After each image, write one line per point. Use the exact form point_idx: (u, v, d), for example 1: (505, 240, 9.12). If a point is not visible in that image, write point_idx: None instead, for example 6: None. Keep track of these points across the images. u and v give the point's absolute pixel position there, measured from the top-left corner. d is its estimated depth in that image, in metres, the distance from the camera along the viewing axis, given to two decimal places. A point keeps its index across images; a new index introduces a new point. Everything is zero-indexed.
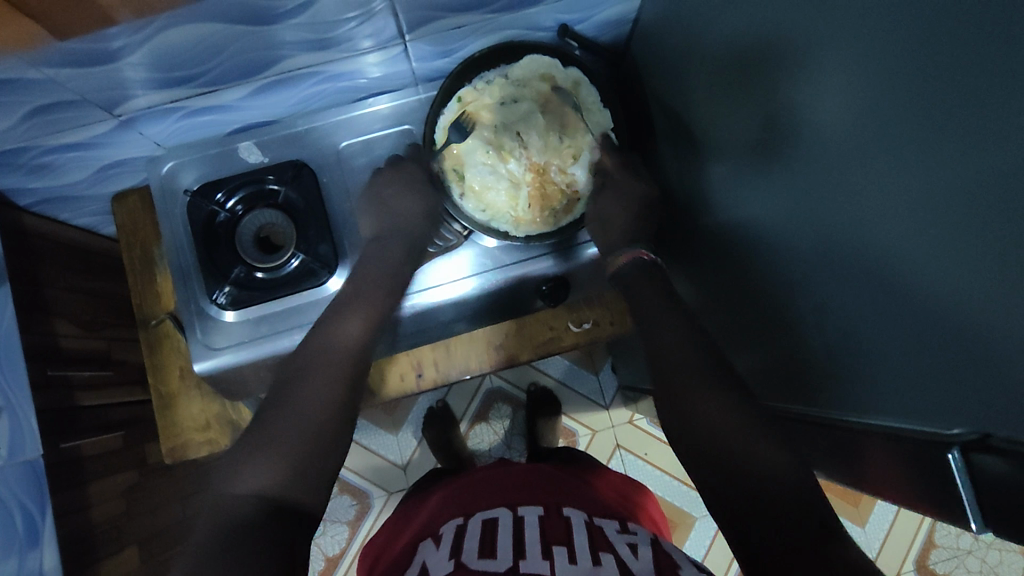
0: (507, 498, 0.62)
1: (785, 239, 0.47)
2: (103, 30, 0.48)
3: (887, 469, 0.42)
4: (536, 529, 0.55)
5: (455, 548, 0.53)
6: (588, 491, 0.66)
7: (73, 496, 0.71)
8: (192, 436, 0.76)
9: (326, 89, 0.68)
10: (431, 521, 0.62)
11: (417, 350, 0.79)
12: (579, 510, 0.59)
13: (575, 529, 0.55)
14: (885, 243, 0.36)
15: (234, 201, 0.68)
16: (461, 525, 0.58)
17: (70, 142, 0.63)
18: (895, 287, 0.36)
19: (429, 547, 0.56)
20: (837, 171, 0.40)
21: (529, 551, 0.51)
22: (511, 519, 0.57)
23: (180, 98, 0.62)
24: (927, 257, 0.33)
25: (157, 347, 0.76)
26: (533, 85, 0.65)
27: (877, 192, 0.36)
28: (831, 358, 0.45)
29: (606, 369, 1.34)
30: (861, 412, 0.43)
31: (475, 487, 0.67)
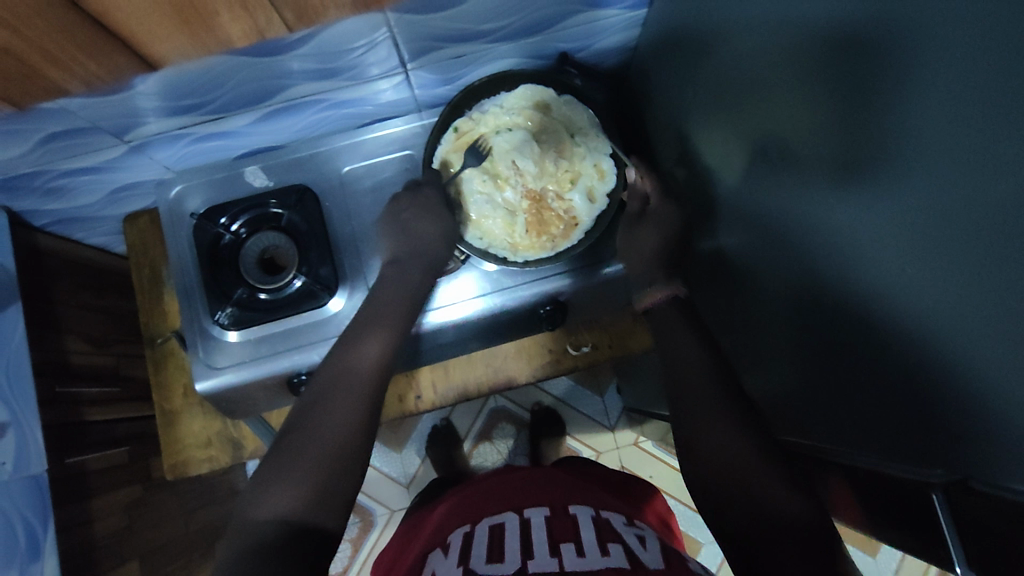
0: (515, 502, 0.62)
1: (779, 267, 0.47)
2: (117, 62, 0.50)
3: (872, 508, 0.42)
4: (544, 529, 0.55)
5: (464, 556, 0.52)
6: (599, 491, 0.65)
7: (75, 511, 0.73)
8: (193, 453, 0.77)
9: (331, 115, 0.70)
10: (439, 529, 0.62)
11: (416, 371, 0.79)
12: (585, 505, 0.59)
13: (584, 524, 0.55)
14: (874, 280, 0.36)
15: (239, 225, 0.70)
16: (470, 533, 0.57)
17: (82, 166, 0.65)
18: (880, 322, 0.37)
19: (438, 553, 0.55)
20: (826, 205, 0.40)
21: (537, 552, 0.51)
22: (518, 522, 0.57)
23: (187, 125, 0.64)
24: (912, 294, 0.33)
25: (162, 364, 0.78)
26: (526, 114, 0.67)
27: (865, 228, 0.37)
28: (823, 392, 0.45)
29: (611, 390, 1.34)
30: (853, 448, 0.43)
31: (487, 492, 0.66)
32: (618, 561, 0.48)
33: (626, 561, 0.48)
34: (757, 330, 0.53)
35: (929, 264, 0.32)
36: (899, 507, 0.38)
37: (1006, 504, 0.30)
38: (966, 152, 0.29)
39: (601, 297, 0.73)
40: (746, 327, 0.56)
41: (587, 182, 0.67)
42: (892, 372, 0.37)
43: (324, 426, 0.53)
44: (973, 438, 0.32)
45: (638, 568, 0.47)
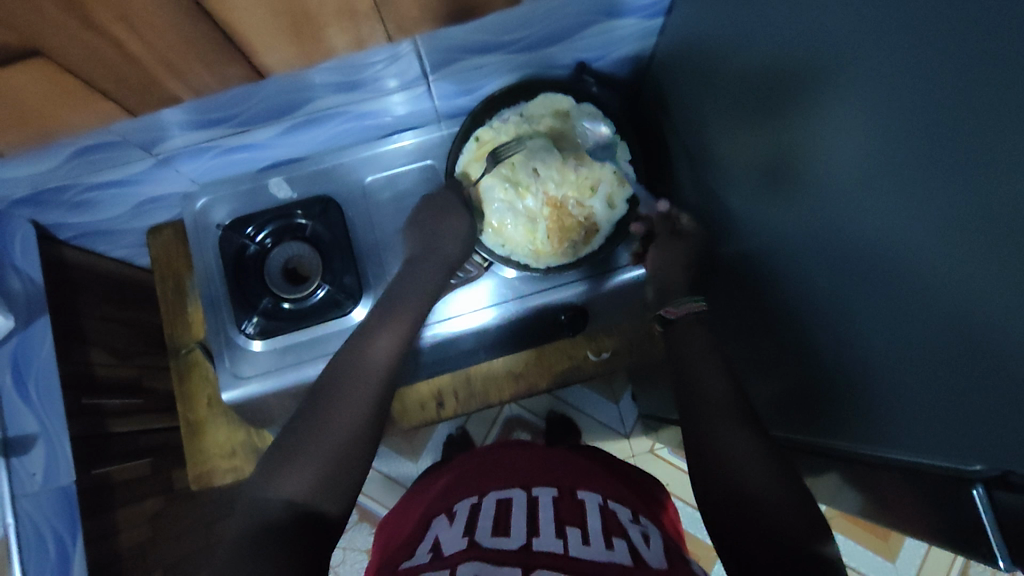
0: (524, 480, 0.63)
1: (805, 267, 0.48)
2: (154, 78, 0.51)
3: (904, 506, 0.43)
4: (551, 510, 0.55)
5: (469, 527, 0.53)
6: (609, 478, 0.65)
7: (102, 523, 0.73)
8: (217, 463, 0.78)
9: (352, 128, 0.70)
10: (443, 500, 0.63)
11: (437, 378, 0.79)
12: (593, 492, 0.60)
13: (590, 514, 0.55)
14: (908, 281, 0.37)
15: (264, 235, 0.71)
16: (476, 504, 0.59)
17: (110, 180, 0.66)
18: (911, 324, 0.37)
19: (443, 522, 0.57)
20: (850, 209, 0.41)
21: (543, 530, 0.51)
22: (525, 501, 0.58)
23: (213, 138, 0.65)
24: (944, 294, 0.34)
25: (186, 375, 0.78)
26: (546, 122, 0.68)
27: (892, 230, 0.37)
28: (848, 395, 0.45)
29: (626, 397, 1.34)
30: (881, 446, 0.43)
31: (492, 466, 0.67)
32: (621, 556, 0.48)
33: (629, 558, 0.48)
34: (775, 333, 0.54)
35: (960, 262, 0.32)
36: (932, 504, 0.39)
37: None
38: (994, 153, 0.29)
39: (621, 302, 0.73)
40: (764, 332, 0.56)
41: (607, 188, 0.68)
42: (920, 373, 0.37)
43: (353, 435, 0.53)
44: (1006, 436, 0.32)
45: (640, 566, 0.47)
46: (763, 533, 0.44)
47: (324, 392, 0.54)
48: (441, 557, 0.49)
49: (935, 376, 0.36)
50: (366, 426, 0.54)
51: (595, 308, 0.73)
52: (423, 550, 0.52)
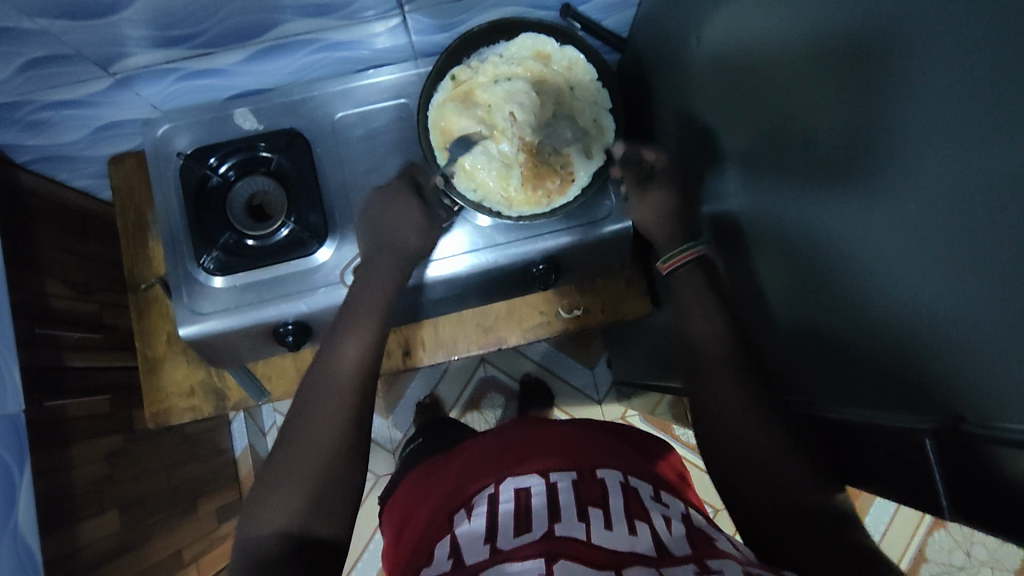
0: (542, 460, 0.61)
1: (776, 220, 0.46)
2: None
3: (866, 468, 0.43)
4: (570, 494, 0.54)
5: (491, 532, 0.51)
6: (629, 452, 0.65)
7: (54, 456, 0.72)
8: (175, 402, 0.75)
9: (323, 58, 0.68)
10: (466, 488, 0.62)
11: (405, 328, 0.78)
12: (614, 470, 0.59)
13: (612, 493, 0.54)
14: (879, 228, 0.35)
15: (226, 167, 0.68)
16: (495, 496, 0.57)
17: (65, 99, 0.63)
18: (880, 272, 0.36)
19: (462, 518, 0.56)
20: (826, 152, 0.39)
21: (565, 517, 0.50)
22: (544, 488, 0.56)
23: (176, 59, 0.61)
24: (918, 237, 0.33)
25: (145, 311, 0.76)
26: (526, 64, 0.65)
27: (864, 170, 0.36)
28: (814, 347, 0.44)
29: (601, 363, 1.33)
30: (836, 404, 0.43)
31: (512, 446, 0.66)
32: (643, 544, 0.47)
33: (653, 548, 0.46)
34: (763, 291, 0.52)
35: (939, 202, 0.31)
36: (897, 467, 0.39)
37: (998, 449, 0.30)
38: (989, 84, 0.27)
39: (597, 257, 0.72)
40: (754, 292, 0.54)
41: (586, 137, 0.65)
42: (890, 323, 0.36)
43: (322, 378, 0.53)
44: (973, 385, 0.31)
45: (663, 556, 0.45)
46: (775, 511, 0.46)
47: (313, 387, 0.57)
48: (463, 570, 0.47)
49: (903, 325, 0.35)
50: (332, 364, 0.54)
51: (567, 262, 0.72)
52: (443, 556, 0.51)
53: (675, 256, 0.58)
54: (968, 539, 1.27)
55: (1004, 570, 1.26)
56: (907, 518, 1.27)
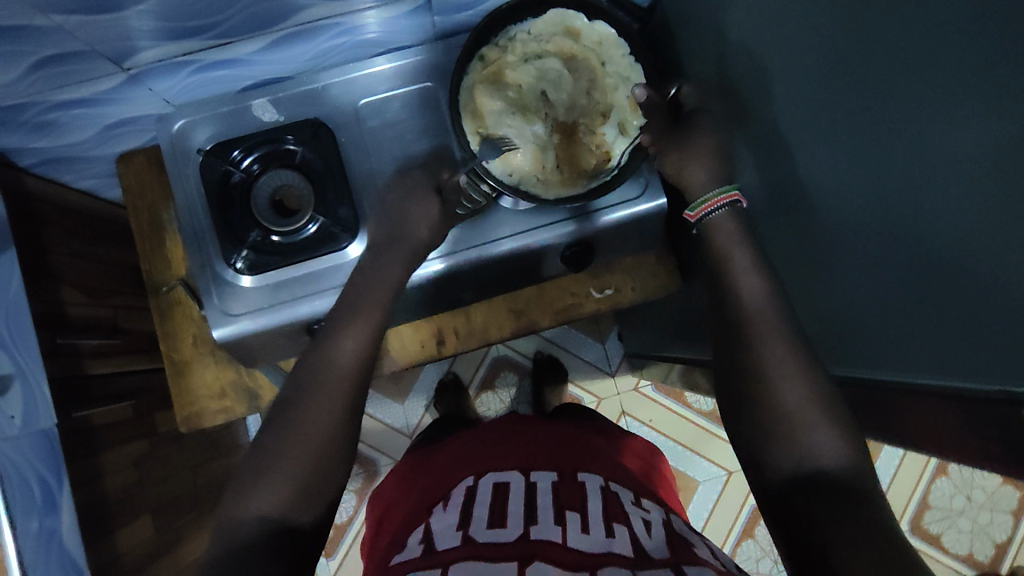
0: (523, 462, 0.64)
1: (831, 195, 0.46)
2: None
3: (942, 436, 0.43)
4: (550, 495, 0.56)
5: (465, 518, 0.53)
6: (605, 459, 0.67)
7: (86, 466, 0.71)
8: (206, 405, 0.74)
9: (344, 42, 0.65)
10: (444, 483, 0.64)
11: (437, 316, 0.77)
12: (594, 475, 0.61)
13: (591, 497, 0.56)
14: (952, 201, 0.35)
15: (250, 160, 0.65)
16: (472, 488, 0.59)
17: (76, 98, 0.60)
18: (956, 253, 0.36)
19: (438, 508, 0.57)
20: (896, 127, 0.38)
21: (541, 517, 0.52)
22: (523, 485, 0.58)
23: (192, 51, 0.59)
24: (996, 209, 0.33)
25: (168, 314, 0.73)
26: (557, 42, 0.64)
27: (937, 143, 0.35)
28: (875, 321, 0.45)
29: (612, 336, 1.34)
30: (898, 370, 0.44)
31: (489, 448, 0.69)
32: (621, 546, 0.48)
33: (630, 548, 0.48)
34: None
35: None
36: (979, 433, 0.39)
37: None
38: None
39: (628, 236, 0.71)
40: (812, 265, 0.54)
41: (621, 115, 0.64)
42: (965, 301, 0.36)
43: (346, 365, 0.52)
44: None
45: (641, 557, 0.47)
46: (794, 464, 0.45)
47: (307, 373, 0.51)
48: (432, 552, 0.49)
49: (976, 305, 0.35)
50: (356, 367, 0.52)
51: (600, 243, 0.71)
52: (415, 542, 0.52)
53: (705, 203, 0.55)
54: (967, 484, 1.31)
55: (1001, 510, 1.31)
56: (910, 468, 1.31)
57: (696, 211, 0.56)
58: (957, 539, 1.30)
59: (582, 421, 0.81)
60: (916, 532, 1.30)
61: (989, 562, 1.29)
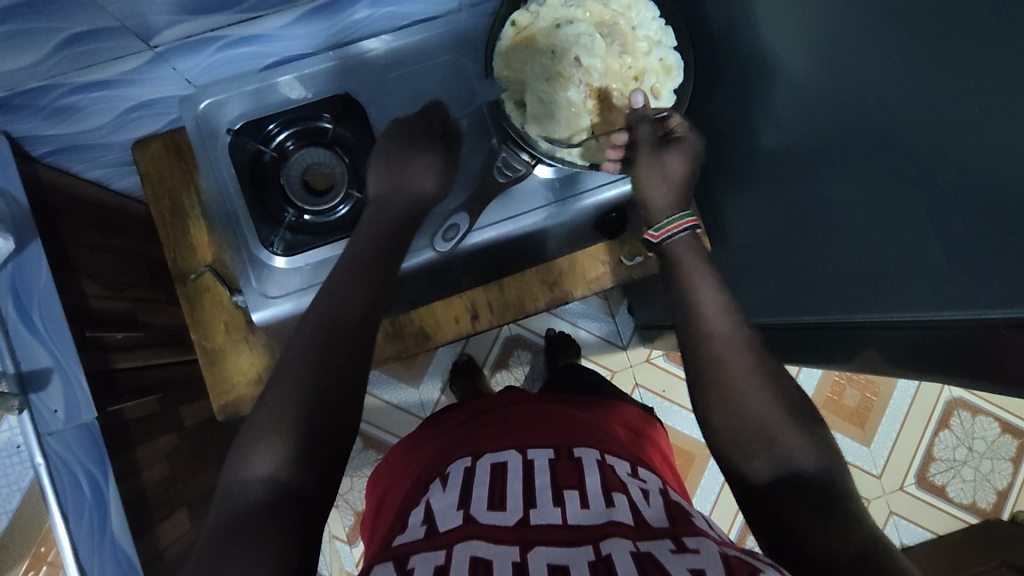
0: (517, 440, 0.63)
1: None
2: None
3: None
4: (547, 474, 0.55)
5: (465, 497, 0.52)
6: (597, 432, 0.66)
7: (122, 461, 0.69)
8: (242, 392, 0.72)
9: (372, 15, 0.64)
10: (439, 463, 0.63)
11: (470, 292, 0.77)
12: (590, 449, 0.60)
13: (588, 470, 0.56)
14: None
15: (284, 136, 0.64)
16: (470, 468, 0.58)
17: (98, 78, 0.58)
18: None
19: (436, 488, 0.56)
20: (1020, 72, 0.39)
21: (540, 501, 0.51)
22: (521, 464, 0.57)
23: (220, 26, 0.57)
24: None
25: (197, 301, 0.72)
26: (586, 7, 0.64)
27: None
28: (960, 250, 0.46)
29: (621, 310, 1.35)
30: (988, 305, 0.46)
31: (485, 430, 0.67)
32: (621, 514, 0.49)
33: (630, 516, 0.49)
34: (882, 205, 0.53)
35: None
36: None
37: None
38: None
39: None
40: (865, 212, 0.55)
41: (653, 79, 0.64)
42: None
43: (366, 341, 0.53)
44: None
45: (641, 526, 0.48)
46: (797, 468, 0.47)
47: (308, 338, 0.50)
48: (435, 534, 0.48)
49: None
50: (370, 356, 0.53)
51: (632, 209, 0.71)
52: (415, 522, 0.51)
53: (668, 224, 0.58)
54: (969, 435, 1.35)
55: (1001, 458, 1.36)
56: (915, 421, 1.35)
57: (659, 231, 0.58)
58: (961, 488, 1.35)
59: (579, 399, 0.79)
60: (922, 485, 1.33)
61: (991, 509, 1.34)
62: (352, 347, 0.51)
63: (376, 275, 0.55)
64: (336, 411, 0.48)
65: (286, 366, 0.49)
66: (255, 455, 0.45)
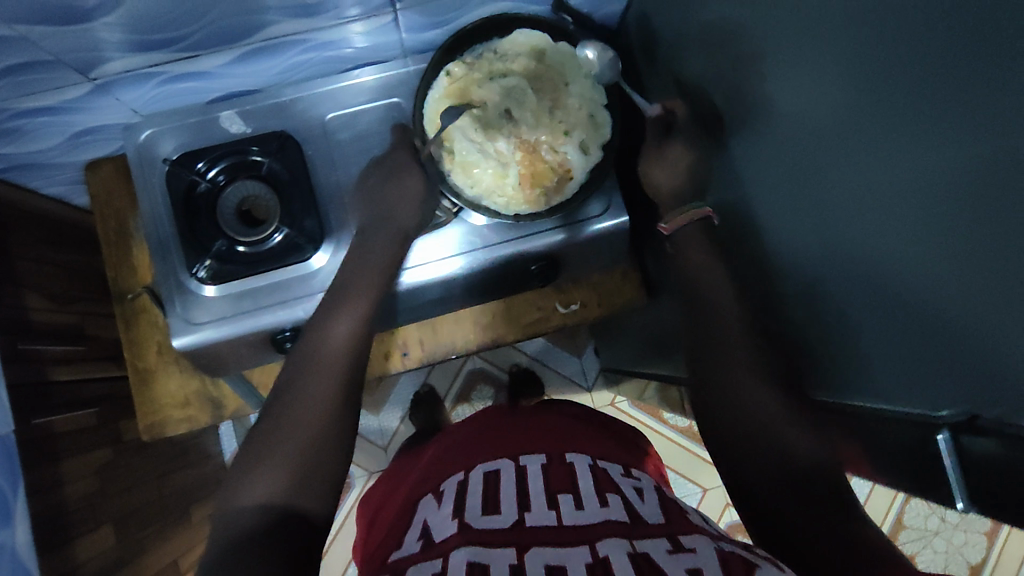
0: (508, 450, 0.61)
1: None
2: None
3: (857, 452, 0.44)
4: (540, 479, 0.54)
5: (459, 508, 0.50)
6: (596, 440, 0.65)
7: (43, 475, 0.69)
8: (170, 413, 0.74)
9: (313, 58, 0.66)
10: (430, 477, 0.62)
11: (404, 329, 0.78)
12: (581, 454, 0.59)
13: (580, 474, 0.55)
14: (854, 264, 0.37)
15: (216, 171, 0.66)
16: (463, 482, 0.56)
17: (43, 106, 0.61)
18: (872, 257, 0.35)
19: (430, 503, 0.54)
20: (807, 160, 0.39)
21: (535, 503, 0.50)
22: (513, 472, 0.56)
23: (159, 63, 0.59)
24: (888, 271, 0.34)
25: (133, 322, 0.73)
26: (521, 61, 0.64)
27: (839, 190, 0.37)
28: (802, 323, 0.45)
29: (588, 350, 1.35)
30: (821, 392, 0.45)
31: (481, 439, 0.66)
32: (616, 512, 0.48)
33: (625, 514, 0.48)
34: None
35: (932, 192, 0.30)
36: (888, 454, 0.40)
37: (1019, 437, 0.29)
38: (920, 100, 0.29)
39: (592, 253, 0.72)
40: None
41: (582, 135, 0.65)
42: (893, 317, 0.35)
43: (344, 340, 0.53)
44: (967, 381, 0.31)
45: (637, 522, 0.47)
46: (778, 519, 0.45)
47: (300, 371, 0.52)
48: (431, 547, 0.46)
49: (904, 312, 0.34)
50: (339, 369, 0.53)
51: (565, 258, 0.72)
52: (411, 537, 0.50)
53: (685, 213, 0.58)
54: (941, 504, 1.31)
55: (975, 531, 1.31)
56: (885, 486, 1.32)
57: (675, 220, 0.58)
58: (932, 560, 1.30)
59: (566, 403, 0.78)
60: None
61: None
62: (336, 385, 0.53)
63: (328, 308, 0.57)
64: (324, 433, 0.49)
65: (293, 400, 0.51)
66: (250, 484, 0.46)
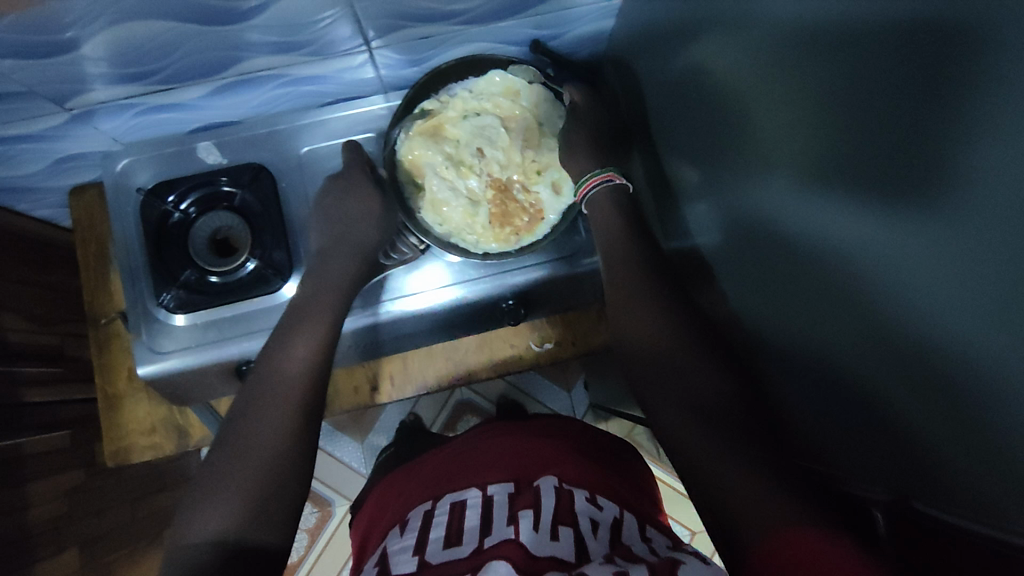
0: (481, 473, 0.55)
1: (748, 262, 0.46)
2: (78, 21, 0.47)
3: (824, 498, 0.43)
4: (504, 507, 0.48)
5: (420, 539, 0.47)
6: (581, 457, 0.56)
7: (7, 497, 0.69)
8: (136, 440, 0.73)
9: (291, 93, 0.67)
10: (408, 503, 0.58)
11: (375, 362, 0.77)
12: (551, 475, 0.52)
13: (543, 498, 0.48)
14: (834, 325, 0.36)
15: (187, 204, 0.67)
16: (429, 510, 0.52)
17: (24, 133, 0.62)
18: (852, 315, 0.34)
19: (395, 533, 0.51)
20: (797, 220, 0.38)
21: (494, 524, 0.46)
22: (480, 499, 0.51)
23: (136, 94, 0.60)
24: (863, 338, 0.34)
25: (105, 346, 0.74)
26: (494, 100, 0.65)
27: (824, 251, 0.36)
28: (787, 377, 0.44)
29: (578, 385, 1.32)
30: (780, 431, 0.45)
31: (460, 459, 0.60)
32: (565, 550, 0.43)
33: (573, 553, 0.42)
34: None
35: (915, 253, 0.30)
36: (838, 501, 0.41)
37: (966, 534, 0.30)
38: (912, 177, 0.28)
39: (565, 292, 0.71)
40: None
41: (554, 174, 0.65)
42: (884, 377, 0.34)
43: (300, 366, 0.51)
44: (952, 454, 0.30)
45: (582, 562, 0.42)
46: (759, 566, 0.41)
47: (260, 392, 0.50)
48: None
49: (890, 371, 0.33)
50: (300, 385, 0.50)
51: (539, 296, 0.70)
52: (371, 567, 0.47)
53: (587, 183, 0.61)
54: None
55: None
56: None
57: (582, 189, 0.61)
58: None
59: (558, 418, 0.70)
60: None
61: None
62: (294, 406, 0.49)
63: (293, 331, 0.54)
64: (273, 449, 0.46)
65: (253, 419, 0.48)
66: (201, 515, 0.43)
